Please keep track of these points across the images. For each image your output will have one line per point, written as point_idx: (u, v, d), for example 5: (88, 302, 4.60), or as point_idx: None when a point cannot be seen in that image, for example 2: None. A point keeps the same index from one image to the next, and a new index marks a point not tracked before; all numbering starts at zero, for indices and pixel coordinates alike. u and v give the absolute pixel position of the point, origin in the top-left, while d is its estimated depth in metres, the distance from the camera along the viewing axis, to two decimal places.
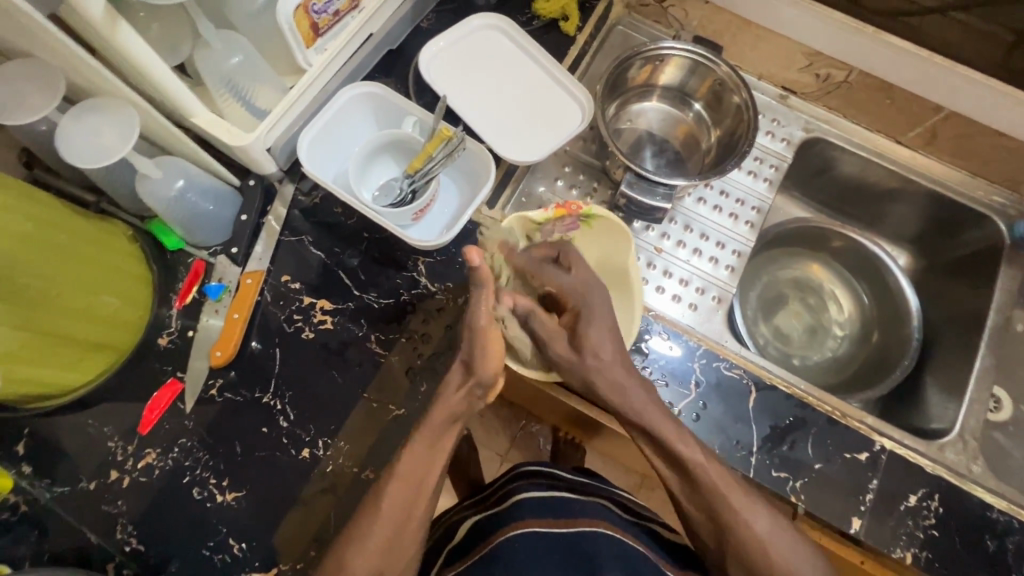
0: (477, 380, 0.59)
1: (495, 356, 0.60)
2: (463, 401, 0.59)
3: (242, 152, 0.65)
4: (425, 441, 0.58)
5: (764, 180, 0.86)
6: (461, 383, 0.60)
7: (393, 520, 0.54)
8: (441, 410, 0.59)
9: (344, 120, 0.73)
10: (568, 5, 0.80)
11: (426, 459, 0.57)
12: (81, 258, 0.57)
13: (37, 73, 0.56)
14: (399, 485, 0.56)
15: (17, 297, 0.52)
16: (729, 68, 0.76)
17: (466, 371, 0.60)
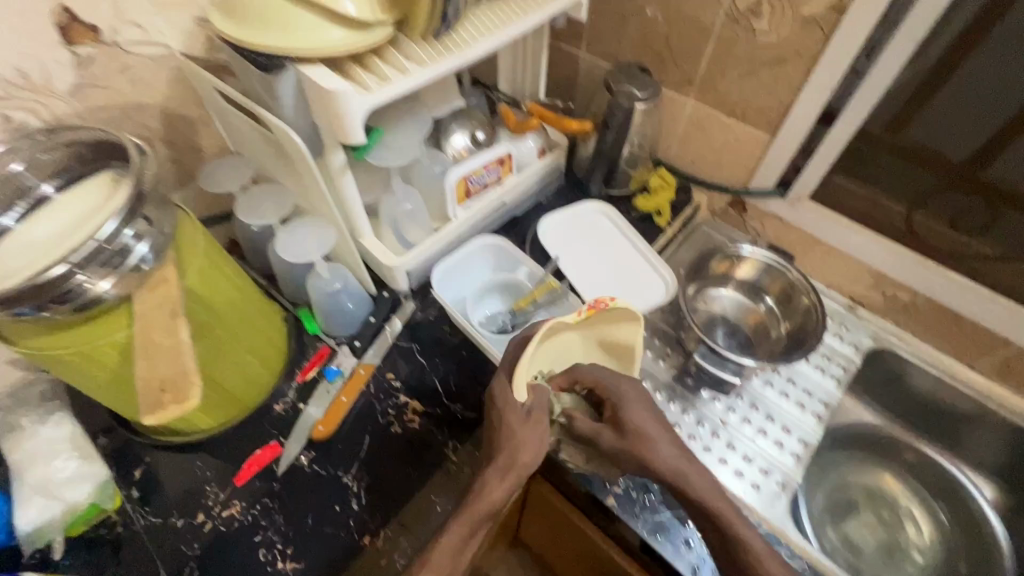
0: (519, 474, 0.57)
1: (540, 448, 0.59)
2: (504, 493, 0.57)
3: (389, 270, 0.84)
4: (454, 543, 0.56)
5: (832, 377, 0.92)
6: (505, 475, 0.57)
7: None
8: (473, 513, 0.56)
9: (470, 259, 0.90)
10: (663, 205, 0.99)
11: (455, 554, 0.56)
12: (251, 324, 0.73)
13: (273, 191, 0.78)
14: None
15: (208, 346, 0.65)
16: (800, 275, 0.88)
17: (510, 465, 0.57)
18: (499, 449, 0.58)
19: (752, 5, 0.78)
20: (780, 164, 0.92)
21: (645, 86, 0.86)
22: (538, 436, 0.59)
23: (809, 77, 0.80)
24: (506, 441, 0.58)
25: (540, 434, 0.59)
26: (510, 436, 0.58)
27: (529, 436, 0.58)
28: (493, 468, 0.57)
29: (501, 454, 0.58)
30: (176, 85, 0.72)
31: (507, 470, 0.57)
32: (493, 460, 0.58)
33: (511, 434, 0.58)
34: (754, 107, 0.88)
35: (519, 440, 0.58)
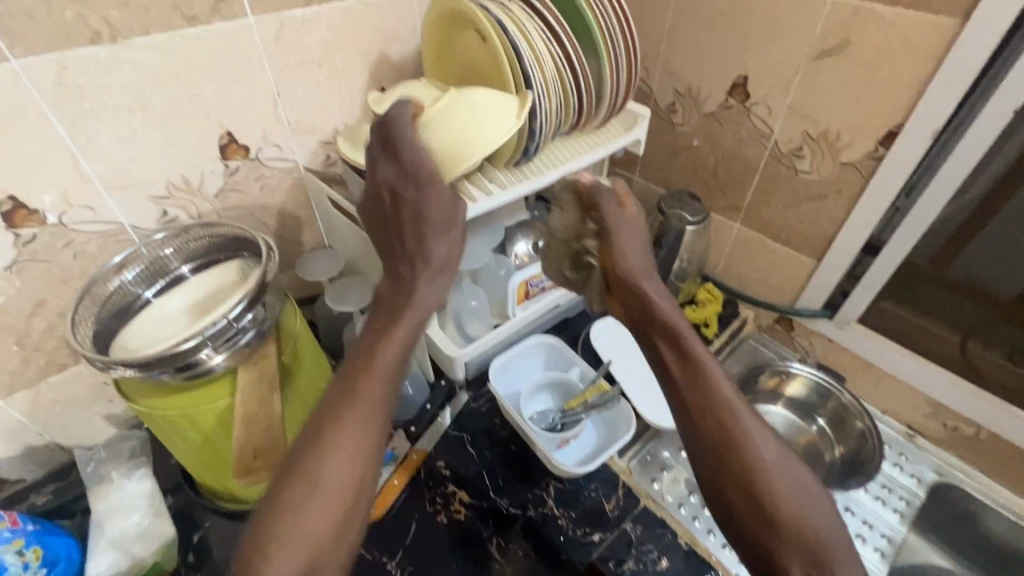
0: (422, 255, 0.62)
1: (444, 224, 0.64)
2: (420, 297, 0.61)
3: (449, 360, 0.90)
4: (376, 386, 0.55)
5: (894, 510, 0.87)
6: (429, 285, 0.62)
7: (358, 445, 0.52)
8: (386, 316, 0.61)
9: (523, 356, 0.95)
10: (710, 317, 1.05)
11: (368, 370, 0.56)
12: None
13: (356, 281, 0.87)
14: (358, 412, 0.53)
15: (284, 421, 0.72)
16: (853, 399, 0.88)
17: (414, 262, 0.63)
18: (417, 243, 0.63)
19: (795, 149, 0.88)
20: (826, 287, 0.96)
21: (696, 211, 0.95)
22: (444, 201, 0.64)
23: (850, 212, 0.86)
24: (417, 212, 0.63)
25: (447, 198, 0.65)
26: (420, 206, 0.63)
27: (432, 198, 0.64)
28: (403, 315, 0.60)
29: (423, 238, 0.63)
30: (293, 190, 0.86)
31: (421, 263, 0.63)
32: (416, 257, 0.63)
33: (421, 237, 0.63)
34: (799, 234, 0.95)
35: (420, 244, 0.63)
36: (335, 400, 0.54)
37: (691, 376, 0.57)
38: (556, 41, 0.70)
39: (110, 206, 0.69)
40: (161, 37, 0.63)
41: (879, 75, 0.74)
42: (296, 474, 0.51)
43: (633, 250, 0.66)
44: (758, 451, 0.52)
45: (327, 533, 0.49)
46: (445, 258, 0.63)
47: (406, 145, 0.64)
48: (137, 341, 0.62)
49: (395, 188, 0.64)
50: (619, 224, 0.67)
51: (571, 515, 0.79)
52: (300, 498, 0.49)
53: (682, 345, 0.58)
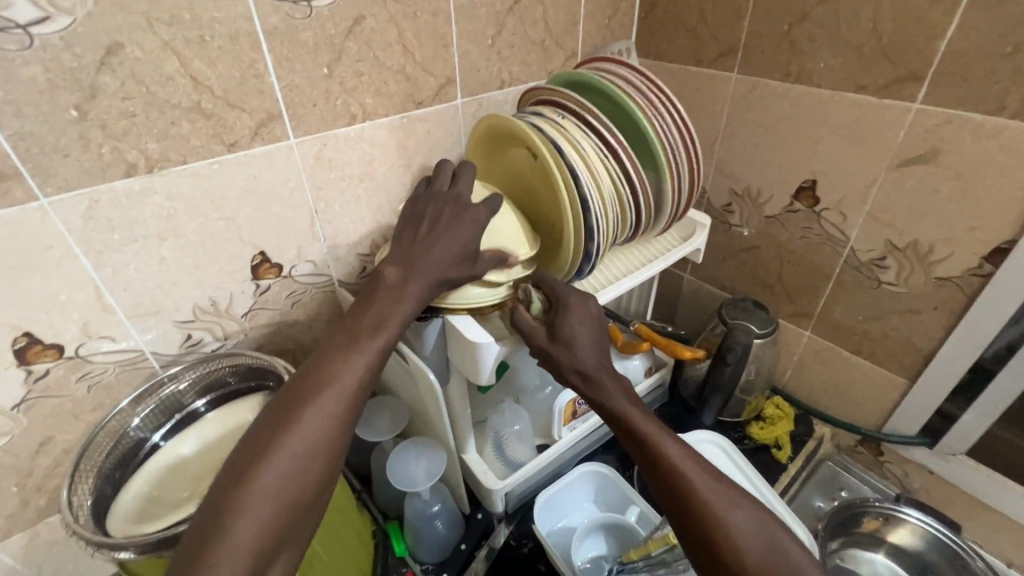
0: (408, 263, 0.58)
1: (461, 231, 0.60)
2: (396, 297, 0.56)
3: (487, 492, 0.80)
4: (361, 365, 0.51)
5: None
6: (429, 269, 0.57)
7: (334, 417, 0.48)
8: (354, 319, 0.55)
9: (569, 487, 0.83)
10: (782, 437, 0.92)
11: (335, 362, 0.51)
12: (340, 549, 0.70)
13: (388, 404, 0.80)
14: (337, 390, 0.49)
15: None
16: (987, 565, 0.71)
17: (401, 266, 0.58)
18: (433, 245, 0.58)
19: (876, 258, 0.79)
20: (923, 411, 0.83)
21: (764, 322, 0.86)
22: (456, 238, 0.59)
23: (951, 330, 0.75)
24: (434, 234, 0.59)
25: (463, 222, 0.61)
26: (439, 225, 0.60)
27: (453, 223, 0.60)
28: (400, 291, 0.56)
29: (416, 249, 0.59)
30: (325, 303, 0.81)
31: (402, 265, 0.58)
32: (416, 260, 0.58)
33: (414, 252, 0.59)
34: (885, 349, 0.83)
35: (432, 247, 0.58)
36: (314, 372, 0.50)
37: (663, 445, 0.51)
38: (610, 154, 0.65)
39: (132, 336, 0.64)
40: (200, 164, 0.60)
41: (981, 187, 0.65)
42: (232, 497, 0.43)
43: (588, 325, 0.60)
44: (724, 529, 0.46)
45: (289, 508, 0.44)
46: (421, 263, 0.58)
47: (456, 189, 0.63)
48: (147, 510, 0.55)
49: (445, 201, 0.62)
50: (572, 298, 0.62)
51: None
52: (261, 489, 0.43)
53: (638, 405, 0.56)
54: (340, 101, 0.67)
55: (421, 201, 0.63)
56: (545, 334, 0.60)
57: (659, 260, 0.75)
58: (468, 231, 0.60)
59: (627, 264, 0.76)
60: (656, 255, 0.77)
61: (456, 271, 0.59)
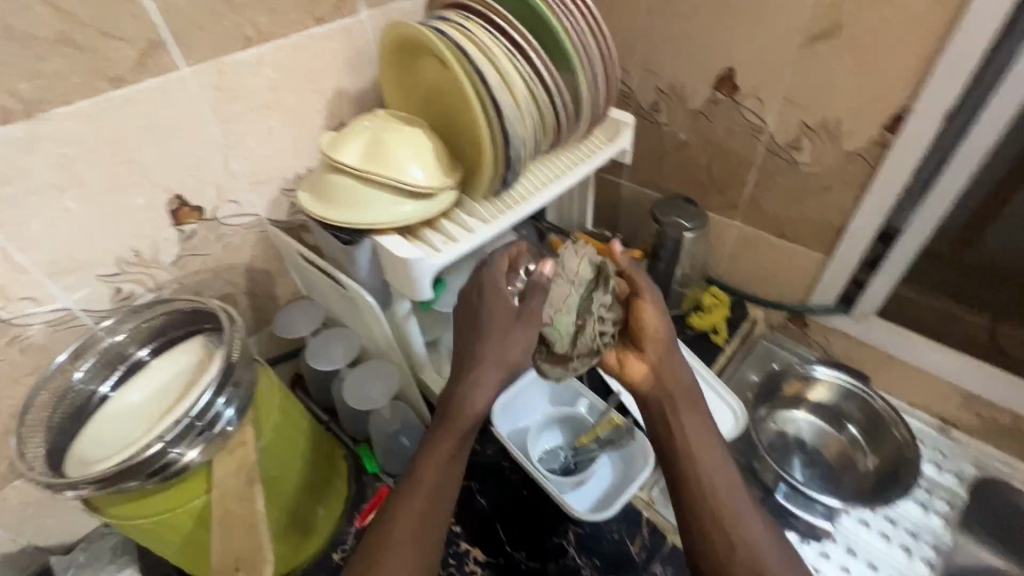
0: (475, 356, 0.63)
1: (499, 314, 0.63)
2: (483, 393, 0.62)
3: (446, 404, 0.84)
4: (433, 480, 0.60)
5: (937, 515, 0.82)
6: (481, 388, 0.62)
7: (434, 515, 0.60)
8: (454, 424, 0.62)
9: (526, 393, 0.85)
10: (718, 323, 0.99)
11: (436, 465, 0.61)
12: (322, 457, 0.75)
13: (339, 334, 0.82)
14: (418, 509, 0.59)
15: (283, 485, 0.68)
16: (887, 404, 0.83)
17: (473, 362, 0.63)
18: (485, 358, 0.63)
19: (792, 141, 0.82)
20: (839, 282, 0.90)
21: (693, 216, 0.89)
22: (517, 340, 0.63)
23: (860, 202, 0.80)
24: (489, 335, 0.63)
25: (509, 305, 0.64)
26: (485, 317, 0.64)
27: (494, 312, 0.64)
28: (458, 420, 0.63)
29: (478, 343, 0.63)
30: (259, 245, 0.80)
31: (465, 363, 0.64)
32: (468, 366, 0.63)
33: (474, 352, 0.63)
34: (805, 228, 0.89)
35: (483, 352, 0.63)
36: (414, 480, 0.60)
37: (709, 447, 0.63)
38: (520, 55, 0.64)
39: (57, 295, 0.62)
40: (85, 105, 0.56)
41: (880, 57, 0.68)
42: None
43: (660, 320, 0.67)
44: (734, 542, 0.58)
45: None
46: (490, 354, 0.63)
47: (499, 281, 0.66)
48: (101, 451, 0.57)
49: (497, 279, 0.66)
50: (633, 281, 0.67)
51: (596, 563, 0.74)
52: None
53: (681, 401, 0.65)
54: (230, 21, 0.62)
55: (474, 295, 0.65)
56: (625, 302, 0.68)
57: (585, 164, 0.77)
58: (527, 316, 0.64)
59: (555, 170, 0.77)
60: (583, 159, 0.78)
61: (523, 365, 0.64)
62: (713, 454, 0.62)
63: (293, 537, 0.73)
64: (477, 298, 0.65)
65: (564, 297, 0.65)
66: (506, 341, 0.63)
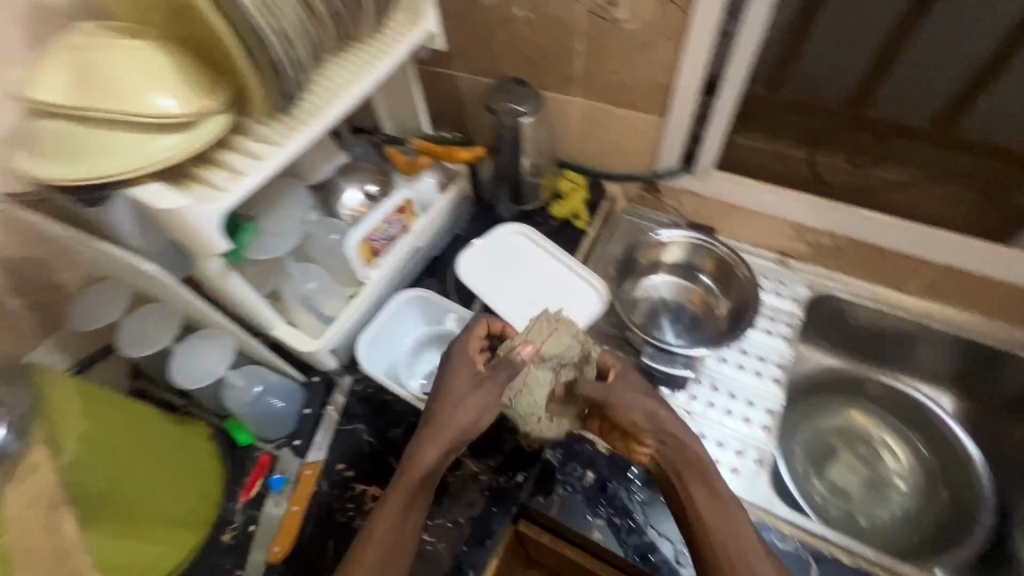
0: (433, 418, 0.66)
1: (455, 380, 0.67)
2: (439, 446, 0.64)
3: (310, 355, 0.79)
4: (392, 524, 0.62)
5: (781, 337, 0.92)
6: (436, 442, 0.64)
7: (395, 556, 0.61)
8: (409, 475, 0.63)
9: (393, 321, 0.84)
10: (577, 208, 0.98)
11: (392, 515, 0.62)
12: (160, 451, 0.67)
13: (156, 311, 0.71)
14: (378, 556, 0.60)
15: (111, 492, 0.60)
16: (729, 249, 0.89)
17: (435, 422, 0.65)
18: (441, 427, 0.65)
19: None
20: (678, 142, 0.91)
21: (525, 99, 0.84)
22: (466, 410, 0.65)
23: (680, 54, 0.78)
24: (445, 403, 0.66)
25: (471, 382, 0.67)
26: (444, 391, 0.67)
27: (453, 384, 0.67)
28: (412, 466, 0.64)
29: (437, 408, 0.66)
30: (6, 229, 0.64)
31: (426, 422, 0.66)
32: (431, 427, 0.66)
33: (435, 413, 0.66)
34: (638, 92, 0.86)
35: (443, 421, 0.65)
36: (372, 523, 0.62)
37: (715, 504, 0.63)
38: None
39: None
40: None
41: None
42: None
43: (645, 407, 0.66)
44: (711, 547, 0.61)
45: None
46: (445, 417, 0.65)
47: (459, 357, 0.69)
48: None
49: (464, 366, 0.68)
50: (586, 364, 0.70)
51: (492, 465, 0.76)
52: None
53: (689, 478, 0.64)
54: None
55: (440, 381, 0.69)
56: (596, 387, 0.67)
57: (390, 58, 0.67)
58: (479, 388, 0.66)
59: (353, 69, 0.66)
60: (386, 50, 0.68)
61: (479, 425, 0.66)
62: (715, 513, 0.63)
63: (171, 535, 0.69)
64: (449, 369, 0.69)
65: (531, 384, 0.68)
66: (464, 401, 0.65)
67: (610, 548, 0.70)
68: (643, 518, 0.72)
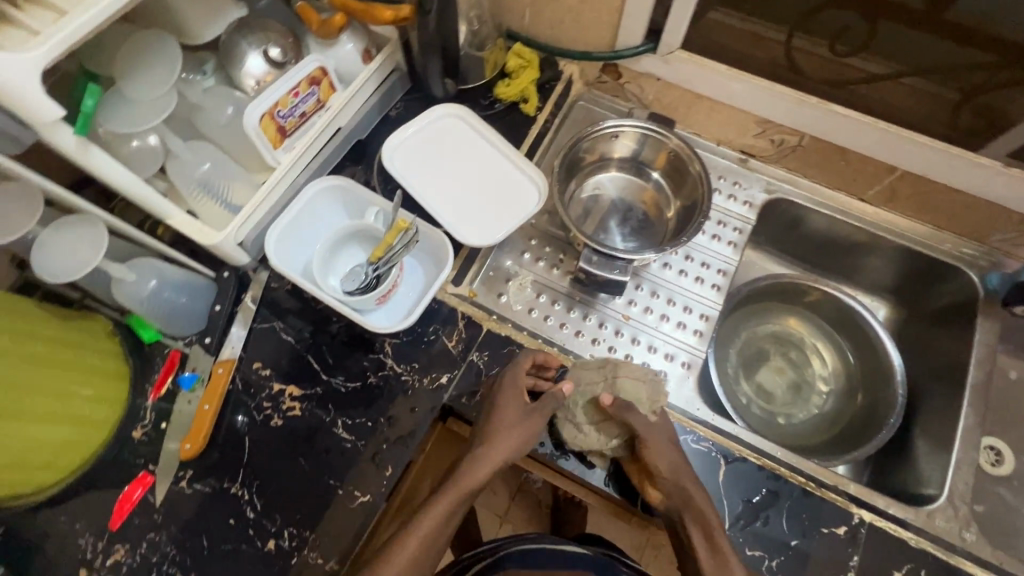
0: (486, 440, 0.64)
1: (511, 409, 0.66)
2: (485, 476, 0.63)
3: (214, 248, 0.70)
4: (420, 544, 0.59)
5: (728, 243, 0.88)
6: (488, 463, 0.63)
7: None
8: (460, 489, 0.63)
9: (310, 213, 0.77)
10: (526, 89, 0.87)
11: (433, 530, 0.60)
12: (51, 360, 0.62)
13: (16, 194, 0.60)
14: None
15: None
16: (680, 141, 0.81)
17: (484, 444, 0.64)
18: (495, 448, 0.64)
19: None
20: (641, 11, 0.78)
21: None
22: (509, 433, 0.65)
23: None
24: (501, 424, 0.65)
25: (522, 416, 0.66)
26: (497, 418, 0.66)
27: (511, 410, 0.66)
28: (462, 483, 0.63)
29: (489, 430, 0.65)
30: None
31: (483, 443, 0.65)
32: (482, 447, 0.64)
33: (486, 433, 0.65)
34: None
35: (491, 438, 0.65)
36: (402, 538, 0.60)
37: (713, 553, 0.59)
38: None
39: None
40: None
41: None
42: None
43: (674, 457, 0.65)
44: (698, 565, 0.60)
45: None
46: (497, 443, 0.64)
47: (517, 385, 0.67)
48: None
49: (514, 403, 0.66)
50: (646, 423, 0.66)
51: (415, 366, 0.73)
52: None
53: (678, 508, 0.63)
54: None
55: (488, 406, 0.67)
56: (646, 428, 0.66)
57: None
58: (533, 417, 0.66)
59: None
60: None
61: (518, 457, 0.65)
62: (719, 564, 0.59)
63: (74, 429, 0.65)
64: (502, 394, 0.67)
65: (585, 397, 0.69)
66: (517, 431, 0.65)
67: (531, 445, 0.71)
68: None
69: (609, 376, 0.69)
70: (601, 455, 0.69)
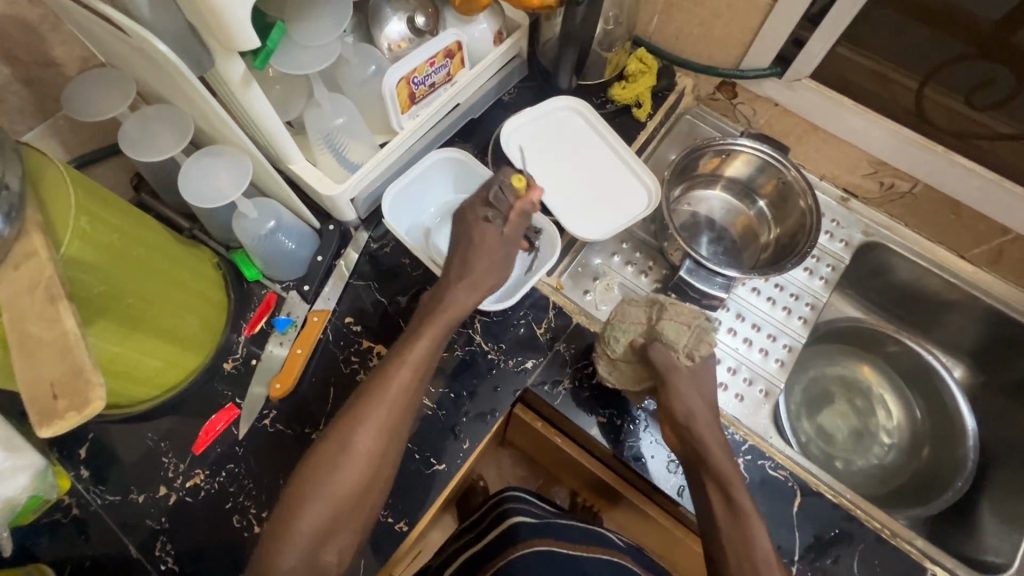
0: (466, 270, 0.66)
1: (476, 238, 0.68)
2: (462, 300, 0.65)
3: (330, 201, 0.72)
4: (404, 373, 0.61)
5: (820, 278, 0.88)
6: (461, 293, 0.65)
7: (400, 399, 0.60)
8: (441, 316, 0.64)
9: (424, 181, 0.79)
10: (642, 94, 0.86)
11: (421, 358, 0.62)
12: (173, 282, 0.62)
13: (168, 116, 0.62)
14: (384, 403, 0.59)
15: (121, 317, 0.55)
16: (798, 172, 0.80)
17: (462, 272, 0.66)
18: (472, 271, 0.66)
19: None
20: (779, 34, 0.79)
21: None
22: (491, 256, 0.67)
23: None
24: (466, 253, 0.67)
25: (488, 242, 0.68)
26: (466, 247, 0.67)
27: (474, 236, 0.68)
28: (441, 317, 0.64)
29: (462, 259, 0.67)
30: None
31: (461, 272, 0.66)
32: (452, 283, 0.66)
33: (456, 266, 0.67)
34: None
35: (468, 268, 0.66)
36: (383, 369, 0.62)
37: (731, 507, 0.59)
38: None
39: None
40: None
41: None
42: (320, 471, 0.56)
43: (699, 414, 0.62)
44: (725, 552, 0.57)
45: (364, 481, 0.57)
46: (473, 274, 0.66)
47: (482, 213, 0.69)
48: None
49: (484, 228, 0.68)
50: (672, 362, 0.63)
51: (502, 347, 0.74)
52: (334, 465, 0.56)
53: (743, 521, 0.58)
54: None
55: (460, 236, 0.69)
56: (681, 373, 0.63)
57: None
58: (500, 244, 0.68)
59: None
60: None
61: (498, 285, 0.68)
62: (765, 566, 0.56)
63: (178, 350, 0.66)
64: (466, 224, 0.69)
65: (627, 327, 0.65)
66: (485, 257, 0.67)
67: (606, 444, 0.70)
68: (644, 422, 0.71)
69: (653, 317, 0.65)
70: (632, 391, 0.69)
